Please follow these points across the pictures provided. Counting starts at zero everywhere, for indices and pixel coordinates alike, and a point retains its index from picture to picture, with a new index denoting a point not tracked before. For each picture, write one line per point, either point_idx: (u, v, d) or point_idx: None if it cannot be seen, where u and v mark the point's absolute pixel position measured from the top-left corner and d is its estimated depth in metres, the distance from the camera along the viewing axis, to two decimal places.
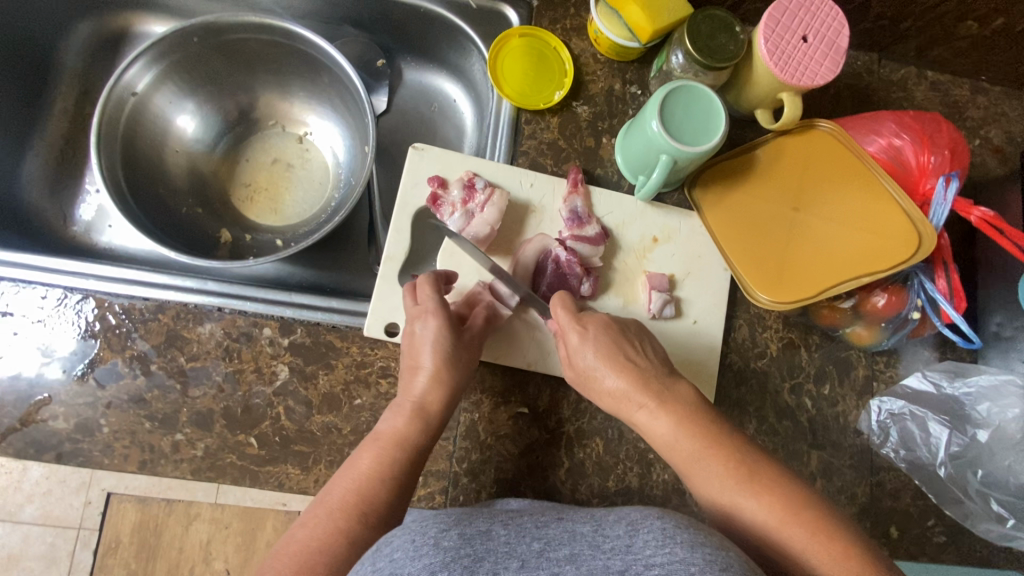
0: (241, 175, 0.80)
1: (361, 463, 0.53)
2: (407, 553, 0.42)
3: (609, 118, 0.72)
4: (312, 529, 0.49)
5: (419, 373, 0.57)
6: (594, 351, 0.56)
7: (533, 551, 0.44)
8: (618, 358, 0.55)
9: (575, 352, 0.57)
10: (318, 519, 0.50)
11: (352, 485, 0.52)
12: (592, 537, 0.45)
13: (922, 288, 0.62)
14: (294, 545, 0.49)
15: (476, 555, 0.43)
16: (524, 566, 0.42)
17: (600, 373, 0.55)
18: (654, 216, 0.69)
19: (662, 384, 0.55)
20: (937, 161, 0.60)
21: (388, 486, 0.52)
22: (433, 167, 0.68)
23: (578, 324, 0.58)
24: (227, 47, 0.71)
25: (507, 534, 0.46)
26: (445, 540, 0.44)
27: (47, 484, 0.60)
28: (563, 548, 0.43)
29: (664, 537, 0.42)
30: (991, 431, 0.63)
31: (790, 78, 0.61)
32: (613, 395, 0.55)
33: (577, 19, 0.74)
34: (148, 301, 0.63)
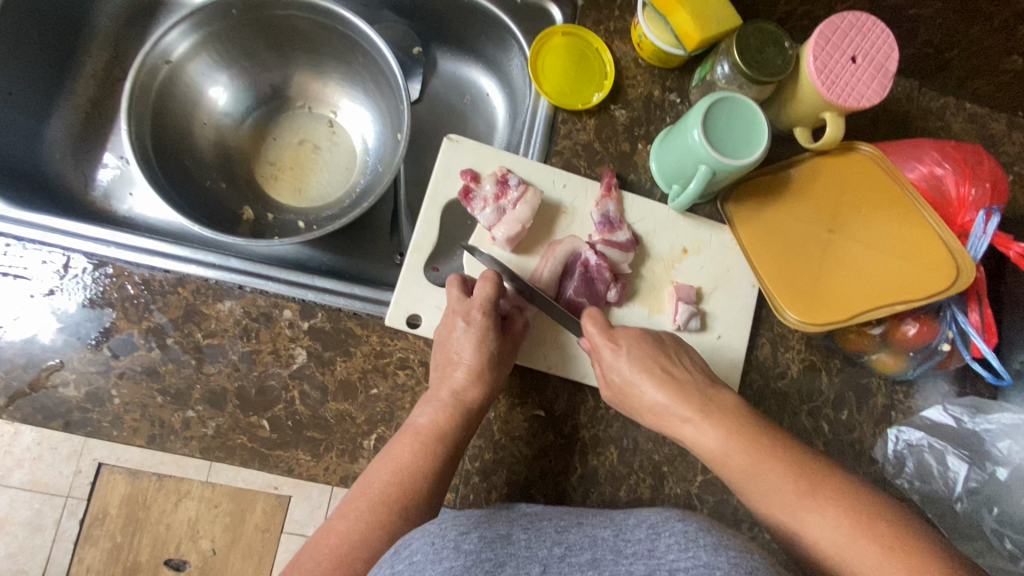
0: (267, 153, 0.79)
1: (397, 453, 0.53)
2: (427, 557, 0.43)
3: (646, 124, 0.71)
4: (348, 523, 0.49)
5: (457, 367, 0.57)
6: (630, 365, 0.56)
7: (554, 556, 0.45)
8: (655, 368, 0.56)
9: (612, 369, 0.57)
10: (354, 512, 0.50)
11: (383, 475, 0.52)
12: (613, 543, 0.45)
13: (954, 320, 0.60)
14: (328, 542, 0.48)
15: (497, 560, 0.43)
16: (546, 571, 0.43)
17: (640, 387, 0.55)
18: (686, 227, 0.68)
19: (706, 398, 0.54)
20: (978, 194, 0.59)
21: (410, 476, 0.52)
22: (466, 160, 0.67)
23: (611, 340, 0.58)
24: (266, 22, 0.69)
25: (527, 538, 0.47)
26: (465, 543, 0.45)
27: (38, 450, 0.60)
28: (584, 555, 0.45)
29: (686, 541, 0.43)
30: (1010, 469, 0.62)
31: (837, 98, 0.61)
32: (654, 411, 0.55)
33: (621, 22, 0.73)
34: (169, 273, 0.62)
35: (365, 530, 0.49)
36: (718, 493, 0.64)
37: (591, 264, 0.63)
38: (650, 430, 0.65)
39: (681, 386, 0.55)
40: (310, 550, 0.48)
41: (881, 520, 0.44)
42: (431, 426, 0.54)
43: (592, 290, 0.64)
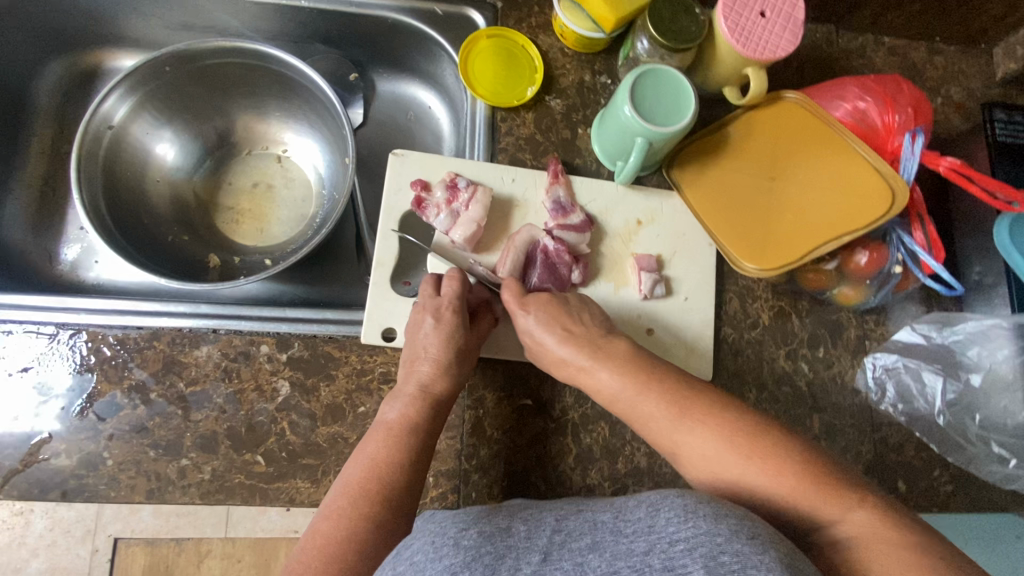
0: (224, 199, 0.80)
1: (371, 449, 0.55)
2: (425, 556, 0.45)
3: (582, 109, 0.74)
4: (334, 521, 0.51)
5: (425, 362, 0.59)
6: (536, 324, 0.60)
7: (555, 543, 0.44)
8: (556, 325, 0.59)
9: (520, 326, 0.61)
10: (340, 509, 0.51)
11: (359, 471, 0.54)
12: (613, 524, 0.44)
13: (901, 242, 0.62)
14: (314, 550, 0.49)
15: (497, 553, 0.44)
16: (546, 558, 0.43)
17: (540, 337, 0.59)
18: (636, 200, 0.71)
19: (597, 344, 0.59)
20: (902, 119, 0.62)
21: (387, 464, 0.53)
22: (414, 171, 0.67)
23: (522, 307, 0.61)
24: (201, 74, 0.71)
25: (526, 529, 0.47)
26: (465, 539, 0.46)
27: (51, 536, 0.61)
28: (584, 539, 0.44)
29: (686, 513, 0.42)
30: (983, 374, 0.65)
31: (753, 53, 0.63)
32: (555, 361, 0.60)
33: (541, 16, 0.75)
34: (143, 329, 0.63)
35: (349, 529, 0.50)
36: None
37: (552, 253, 0.65)
38: None
39: (578, 337, 0.59)
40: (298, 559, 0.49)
41: (788, 454, 0.49)
42: (400, 419, 0.56)
43: (558, 276, 0.66)
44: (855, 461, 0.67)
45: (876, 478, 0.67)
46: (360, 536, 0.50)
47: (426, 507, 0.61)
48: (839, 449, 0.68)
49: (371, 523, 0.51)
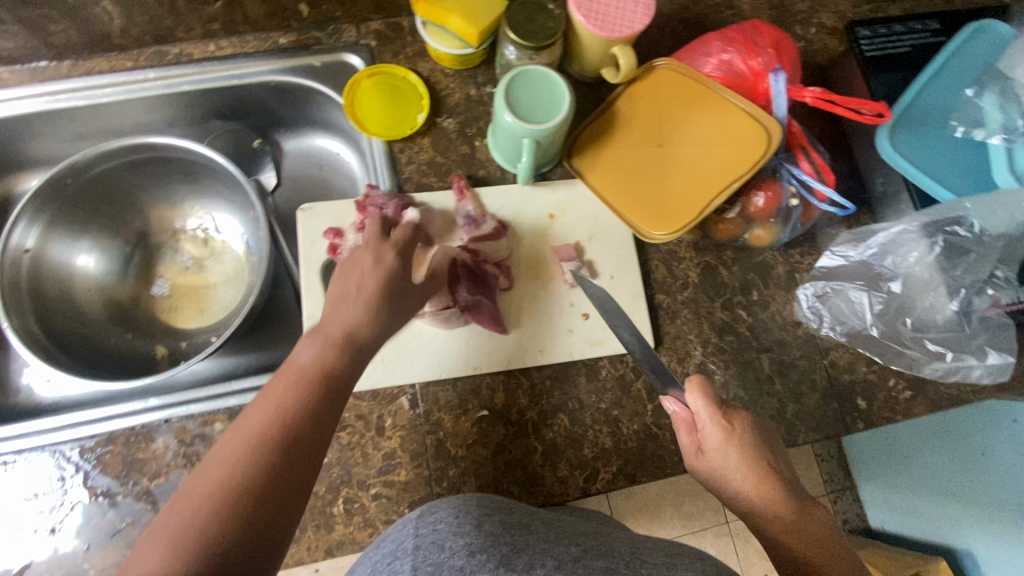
0: (158, 290, 0.81)
1: (277, 394, 0.49)
2: (448, 529, 0.50)
3: (475, 122, 0.76)
4: (221, 472, 0.43)
5: (353, 302, 0.55)
6: (736, 455, 0.57)
7: (570, 554, 0.49)
8: (756, 464, 0.57)
9: (711, 447, 0.58)
10: (232, 457, 0.44)
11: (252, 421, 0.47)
12: (627, 556, 0.51)
13: (792, 175, 0.64)
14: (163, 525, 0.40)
15: (516, 545, 0.49)
16: (560, 564, 0.47)
17: (734, 472, 0.57)
18: (544, 196, 0.73)
19: (791, 491, 0.56)
20: (765, 61, 0.65)
21: (292, 410, 0.47)
22: (324, 221, 0.69)
23: (722, 420, 0.58)
24: (105, 178, 0.73)
25: (543, 533, 0.53)
26: (485, 523, 0.51)
27: None
28: (599, 559, 0.49)
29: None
30: (900, 280, 0.67)
31: (615, 32, 0.66)
32: (741, 495, 0.57)
33: (416, 45, 0.78)
34: (96, 437, 0.64)
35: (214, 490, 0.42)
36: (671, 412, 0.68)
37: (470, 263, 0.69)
38: (588, 383, 0.69)
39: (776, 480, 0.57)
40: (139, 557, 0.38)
41: None
42: (313, 361, 0.51)
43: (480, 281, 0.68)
44: (812, 391, 0.71)
45: (835, 401, 0.71)
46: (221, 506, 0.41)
47: None
48: (794, 382, 0.71)
49: (241, 487, 0.42)
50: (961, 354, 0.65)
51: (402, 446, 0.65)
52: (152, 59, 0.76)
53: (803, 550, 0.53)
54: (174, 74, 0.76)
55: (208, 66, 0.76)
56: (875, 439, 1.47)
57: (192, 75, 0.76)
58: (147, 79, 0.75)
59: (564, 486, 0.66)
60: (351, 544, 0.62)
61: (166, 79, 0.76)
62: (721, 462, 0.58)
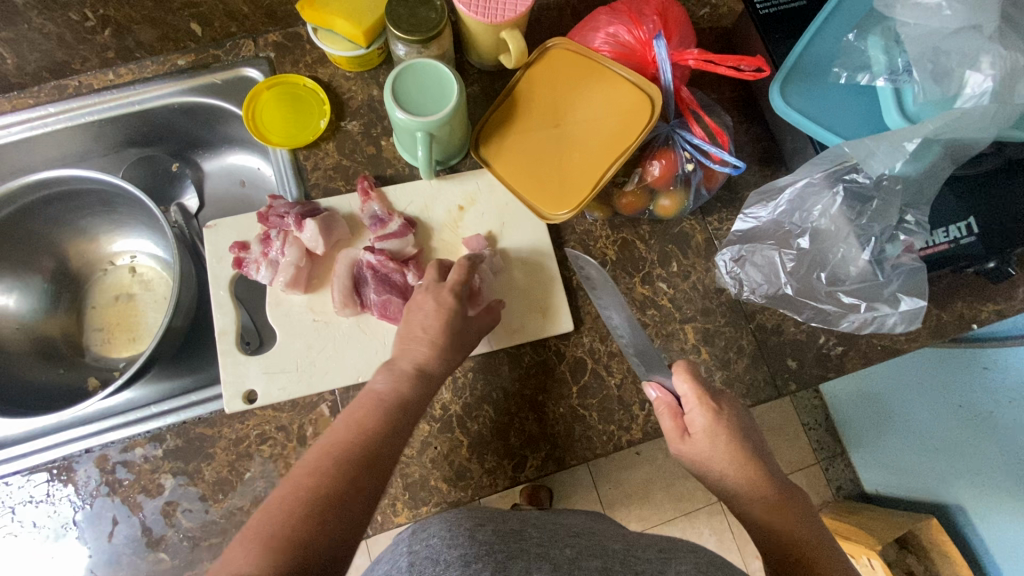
0: (89, 322, 0.82)
1: (360, 413, 0.56)
2: (441, 542, 0.53)
3: (379, 122, 0.76)
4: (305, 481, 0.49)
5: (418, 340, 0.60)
6: (722, 441, 0.57)
7: (567, 556, 0.54)
8: (740, 451, 0.57)
9: (700, 430, 0.58)
10: (323, 460, 0.51)
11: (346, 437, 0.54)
12: (625, 555, 0.56)
13: (685, 141, 0.64)
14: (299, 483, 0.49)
15: (509, 551, 0.53)
16: (557, 568, 0.52)
17: (718, 460, 0.58)
18: (452, 188, 0.73)
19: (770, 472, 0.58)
20: (649, 29, 0.64)
21: (370, 431, 0.53)
22: (231, 236, 0.69)
23: (705, 404, 0.58)
24: (16, 218, 0.73)
25: (540, 537, 0.58)
26: (479, 533, 0.54)
27: None
28: (594, 559, 0.53)
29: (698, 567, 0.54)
30: (809, 234, 0.66)
31: (498, 18, 0.65)
32: (721, 479, 0.58)
33: (315, 52, 0.77)
34: (21, 472, 0.64)
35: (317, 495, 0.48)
36: (597, 392, 0.68)
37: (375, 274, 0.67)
38: (511, 371, 0.69)
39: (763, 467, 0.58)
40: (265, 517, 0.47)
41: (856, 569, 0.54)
42: (387, 391, 0.57)
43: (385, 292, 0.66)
44: (740, 356, 0.70)
45: (765, 365, 0.70)
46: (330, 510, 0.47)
47: None
48: (721, 349, 0.70)
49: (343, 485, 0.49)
50: (873, 305, 0.64)
51: None
52: (52, 94, 0.76)
53: (790, 536, 0.55)
54: (74, 107, 0.76)
55: (108, 95, 0.76)
56: (852, 382, 1.41)
57: (93, 106, 0.76)
58: (48, 114, 0.76)
59: (492, 477, 0.65)
60: None
61: (67, 112, 0.76)
62: (705, 443, 0.58)
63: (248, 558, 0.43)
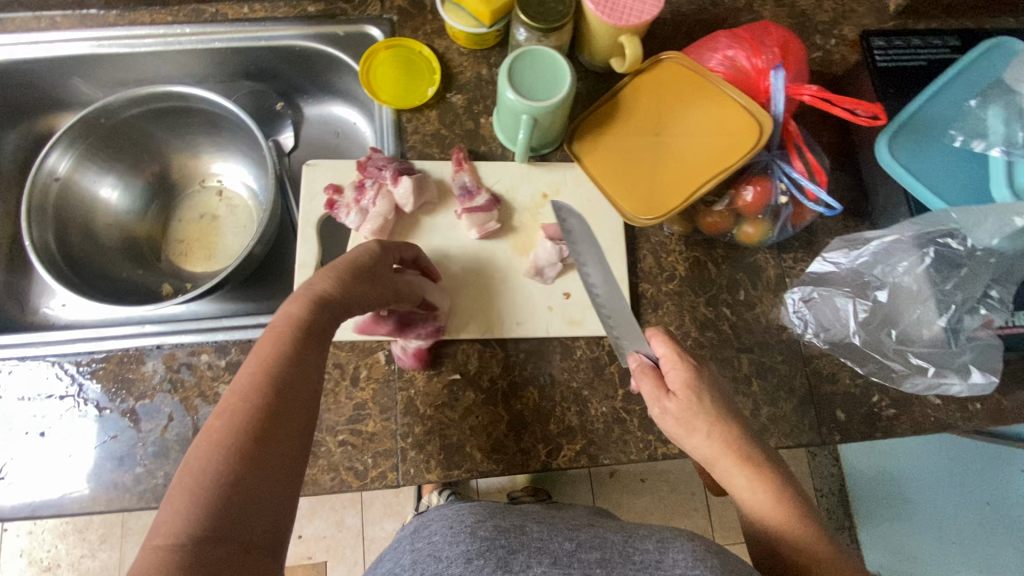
0: (173, 233, 0.86)
1: (272, 334, 0.51)
2: (444, 539, 0.62)
3: (483, 100, 0.79)
4: (207, 458, 0.41)
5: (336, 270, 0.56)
6: (707, 404, 0.56)
7: (566, 551, 0.57)
8: (719, 417, 0.56)
9: (686, 391, 0.57)
10: (242, 381, 0.47)
11: (255, 374, 0.47)
12: (622, 547, 0.56)
13: (783, 173, 0.64)
14: (190, 464, 0.41)
15: (511, 548, 0.58)
16: (555, 561, 0.55)
17: (702, 429, 0.56)
18: (540, 175, 0.75)
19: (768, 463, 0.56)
20: (767, 60, 0.65)
21: (285, 348, 0.49)
22: (327, 177, 0.72)
23: (687, 363, 0.58)
24: (134, 121, 0.79)
25: (541, 532, 0.61)
26: (481, 531, 0.62)
27: None
28: (592, 552, 0.55)
29: (693, 559, 0.51)
30: (888, 289, 0.65)
31: (620, 23, 0.67)
32: (709, 452, 0.56)
33: (436, 23, 0.81)
34: (94, 354, 0.68)
35: (233, 460, 0.41)
36: (642, 400, 0.68)
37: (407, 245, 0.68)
38: (562, 361, 0.70)
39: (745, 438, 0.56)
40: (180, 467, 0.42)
41: None
42: (298, 317, 0.52)
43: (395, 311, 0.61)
44: (789, 396, 0.70)
45: (813, 410, 0.70)
46: (238, 461, 0.42)
47: (369, 488, 0.64)
48: (772, 386, 0.70)
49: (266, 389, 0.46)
50: (943, 371, 0.64)
51: (374, 399, 0.67)
52: (189, 16, 0.81)
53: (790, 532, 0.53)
54: (206, 31, 0.81)
55: (239, 27, 0.81)
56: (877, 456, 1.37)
57: (224, 34, 0.81)
58: (183, 33, 0.81)
59: (525, 457, 0.67)
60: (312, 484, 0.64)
61: (200, 35, 0.81)
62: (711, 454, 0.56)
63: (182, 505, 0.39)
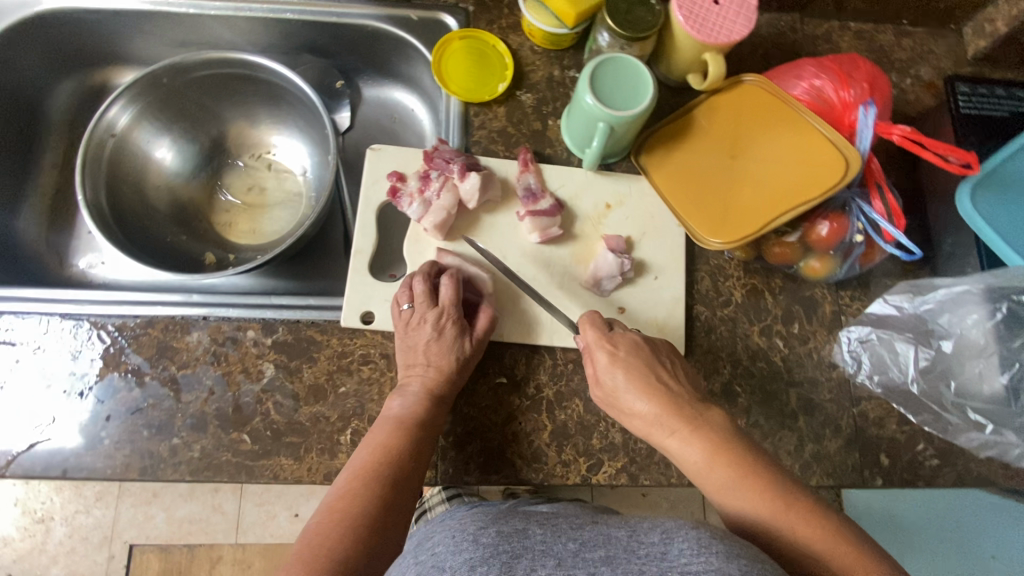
0: (220, 202, 0.85)
1: (378, 436, 0.59)
2: (446, 549, 0.51)
3: (552, 101, 0.77)
4: (348, 500, 0.55)
5: (428, 356, 0.63)
6: (623, 378, 0.60)
7: (569, 551, 0.49)
8: (646, 385, 0.59)
9: (605, 371, 0.61)
10: (351, 489, 0.56)
11: (369, 456, 0.58)
12: (626, 542, 0.49)
13: (861, 212, 0.63)
14: (332, 504, 0.55)
15: (514, 552, 0.49)
16: (560, 564, 0.48)
17: (629, 399, 0.60)
18: (605, 185, 0.73)
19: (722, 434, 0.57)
20: (857, 94, 0.64)
21: (392, 453, 0.58)
22: (391, 164, 0.71)
23: (608, 344, 0.62)
24: (196, 84, 0.78)
25: (543, 533, 0.52)
26: (483, 537, 0.51)
27: None
28: (598, 550, 0.49)
29: (699, 547, 0.46)
30: (953, 340, 0.66)
31: (708, 38, 0.66)
32: (646, 423, 0.59)
33: (512, 18, 0.79)
34: (138, 318, 0.67)
35: (343, 525, 0.53)
36: None
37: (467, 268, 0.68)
38: None
39: (674, 398, 0.59)
40: (314, 523, 0.54)
41: None
42: (408, 413, 0.60)
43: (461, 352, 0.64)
44: (835, 436, 0.68)
45: (857, 452, 0.67)
46: (350, 542, 0.52)
47: None
48: (818, 423, 0.68)
49: (372, 553, 0.53)
50: (1001, 429, 0.63)
51: None
52: None
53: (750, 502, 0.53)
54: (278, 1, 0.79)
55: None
56: None
57: (295, 5, 0.80)
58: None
59: (565, 469, 0.65)
60: None
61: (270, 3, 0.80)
62: (693, 450, 0.56)
63: (325, 534, 0.53)
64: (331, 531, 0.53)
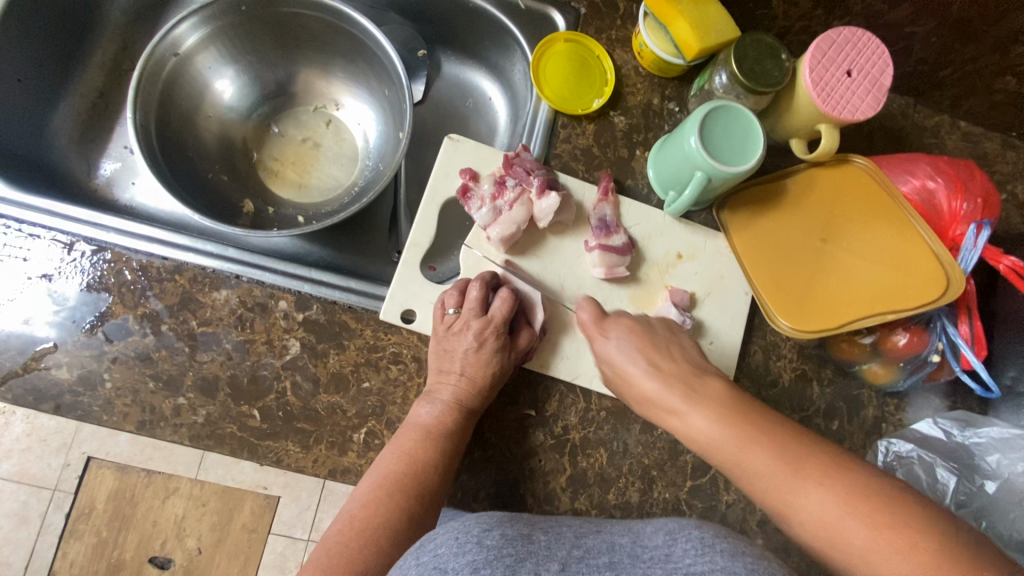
0: (270, 148, 0.80)
1: (404, 443, 0.56)
2: (450, 550, 0.44)
3: (645, 131, 0.72)
4: (371, 509, 0.53)
5: (464, 367, 0.59)
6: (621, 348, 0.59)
7: (574, 556, 0.45)
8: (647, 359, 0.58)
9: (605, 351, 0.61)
10: (375, 499, 0.54)
11: (393, 463, 0.55)
12: (631, 548, 0.46)
13: (944, 332, 0.62)
14: (355, 514, 0.53)
15: (519, 555, 0.44)
16: (565, 569, 0.43)
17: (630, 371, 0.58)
18: (680, 233, 0.69)
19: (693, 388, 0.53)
20: (970, 208, 0.60)
21: (416, 466, 0.55)
22: (466, 160, 0.68)
23: (603, 330, 0.61)
24: (276, 20, 0.71)
25: (547, 538, 0.47)
26: (488, 539, 0.45)
27: (26, 441, 0.61)
28: (603, 557, 0.45)
29: (703, 546, 0.42)
30: (999, 483, 0.62)
31: (832, 110, 0.61)
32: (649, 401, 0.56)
33: (623, 32, 0.74)
34: (167, 260, 0.62)
35: (359, 539, 0.51)
36: (706, 499, 0.64)
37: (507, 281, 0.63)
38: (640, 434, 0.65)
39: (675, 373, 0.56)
40: (333, 531, 0.53)
41: None
42: (436, 423, 0.57)
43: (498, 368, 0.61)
44: None
45: None
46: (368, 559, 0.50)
47: None
48: None
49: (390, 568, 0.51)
50: None
51: None
52: None
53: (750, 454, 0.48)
54: None
55: None
56: None
57: None
58: None
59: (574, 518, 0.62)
60: (353, 475, 0.59)
61: None
62: (695, 419, 0.52)
63: (345, 547, 0.51)
64: (352, 544, 0.51)
